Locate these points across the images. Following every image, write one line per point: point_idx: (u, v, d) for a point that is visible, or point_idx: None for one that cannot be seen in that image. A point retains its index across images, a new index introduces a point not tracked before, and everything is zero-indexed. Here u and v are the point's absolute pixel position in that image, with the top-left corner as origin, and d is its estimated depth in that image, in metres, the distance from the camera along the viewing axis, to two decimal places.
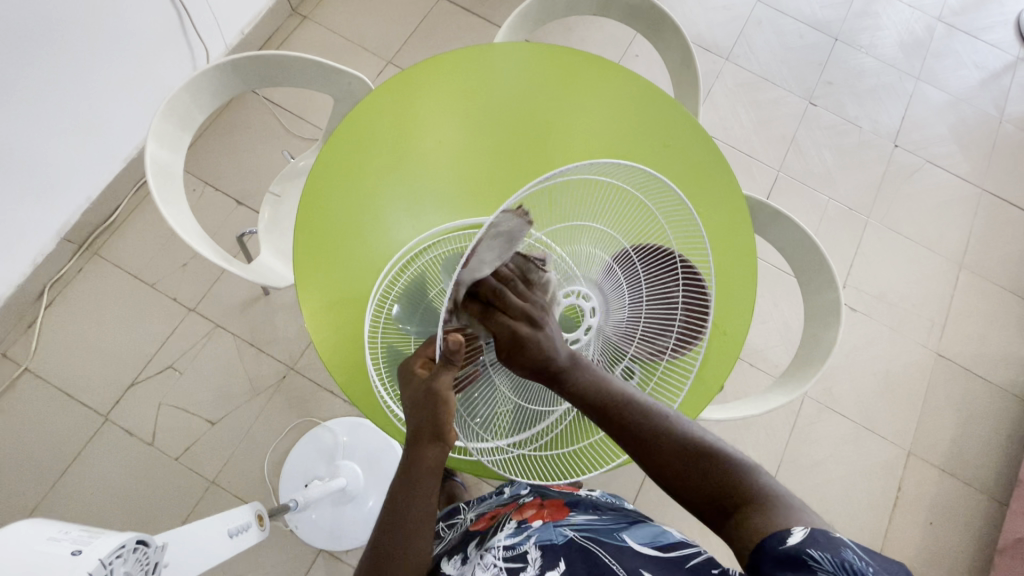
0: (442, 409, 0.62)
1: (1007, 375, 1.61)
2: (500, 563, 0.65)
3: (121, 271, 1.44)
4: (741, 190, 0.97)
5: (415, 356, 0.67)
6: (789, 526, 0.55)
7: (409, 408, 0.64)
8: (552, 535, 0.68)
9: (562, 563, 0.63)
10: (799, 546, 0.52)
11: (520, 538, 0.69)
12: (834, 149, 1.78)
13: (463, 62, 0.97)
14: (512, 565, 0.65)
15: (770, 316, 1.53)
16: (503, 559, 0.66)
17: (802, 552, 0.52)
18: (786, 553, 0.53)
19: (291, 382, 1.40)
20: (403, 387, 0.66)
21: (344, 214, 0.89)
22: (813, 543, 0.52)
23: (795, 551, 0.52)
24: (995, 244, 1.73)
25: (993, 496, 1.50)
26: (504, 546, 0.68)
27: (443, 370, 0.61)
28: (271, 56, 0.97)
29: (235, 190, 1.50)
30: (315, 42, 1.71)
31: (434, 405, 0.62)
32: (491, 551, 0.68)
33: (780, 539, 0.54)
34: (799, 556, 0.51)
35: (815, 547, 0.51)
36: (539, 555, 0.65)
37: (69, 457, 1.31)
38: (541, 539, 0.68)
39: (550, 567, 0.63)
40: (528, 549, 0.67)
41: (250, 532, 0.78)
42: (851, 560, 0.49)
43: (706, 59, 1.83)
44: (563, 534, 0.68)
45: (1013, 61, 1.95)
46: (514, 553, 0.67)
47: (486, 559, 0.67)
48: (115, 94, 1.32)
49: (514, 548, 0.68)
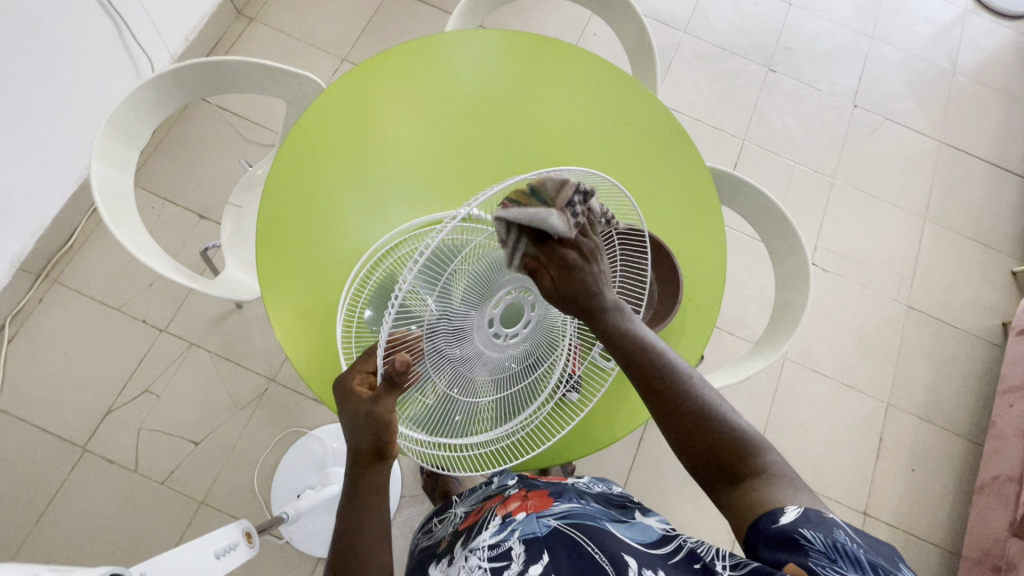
0: (389, 433, 0.60)
1: (975, 320, 1.66)
2: (485, 565, 0.63)
3: (85, 297, 1.39)
4: (703, 161, 0.98)
5: (354, 372, 0.62)
6: (783, 505, 0.58)
7: (353, 431, 0.61)
8: (536, 527, 0.66)
9: (547, 555, 0.62)
10: (791, 527, 0.54)
11: (504, 534, 0.67)
12: (795, 114, 1.80)
13: (416, 55, 0.95)
14: (497, 565, 0.63)
15: (746, 285, 1.55)
16: (488, 559, 0.64)
17: (792, 532, 0.54)
18: (778, 533, 0.55)
19: (273, 394, 1.38)
20: (342, 404, 0.62)
21: (308, 227, 0.87)
22: (806, 524, 0.54)
23: (787, 530, 0.54)
24: (956, 195, 1.78)
25: (968, 438, 1.56)
26: (488, 545, 0.66)
27: (388, 395, 0.58)
28: (214, 62, 0.93)
29: (196, 204, 1.46)
30: (265, 43, 1.66)
31: (378, 430, 0.60)
32: (475, 553, 0.66)
33: (772, 519, 0.56)
34: (793, 535, 0.54)
35: (807, 528, 0.54)
36: (522, 550, 0.64)
37: (50, 492, 1.27)
38: (524, 533, 0.66)
39: (534, 561, 0.62)
40: (512, 545, 0.65)
41: (239, 550, 0.77)
42: (842, 542, 0.52)
43: (663, 33, 1.83)
44: (546, 525, 0.66)
45: (961, 13, 1.99)
46: (498, 551, 0.65)
47: (470, 561, 0.65)
48: (58, 114, 1.27)
49: (498, 546, 0.66)
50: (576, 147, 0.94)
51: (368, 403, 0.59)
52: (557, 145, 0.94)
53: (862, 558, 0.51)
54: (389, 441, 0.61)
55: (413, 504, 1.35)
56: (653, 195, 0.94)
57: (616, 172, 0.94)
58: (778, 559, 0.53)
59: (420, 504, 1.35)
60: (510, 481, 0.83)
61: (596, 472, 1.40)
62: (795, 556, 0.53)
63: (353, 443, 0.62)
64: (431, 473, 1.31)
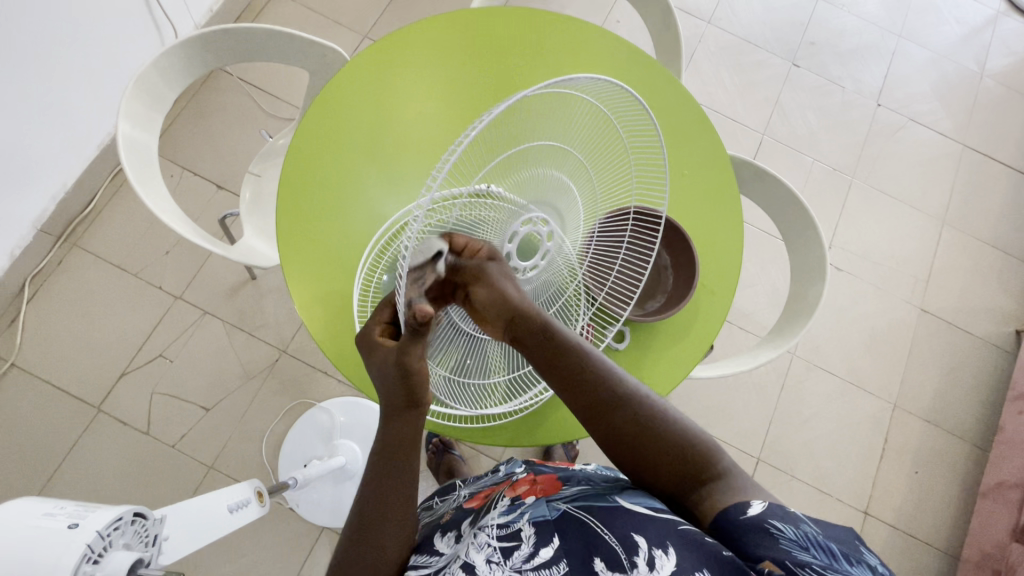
0: (416, 380, 0.60)
1: (989, 326, 1.64)
2: (495, 543, 0.61)
3: (103, 262, 1.41)
4: (725, 148, 0.97)
5: (373, 325, 0.65)
6: (748, 499, 0.59)
7: (382, 383, 0.63)
8: (546, 511, 0.65)
9: (557, 538, 0.60)
10: (761, 518, 0.55)
11: (514, 515, 0.66)
12: (817, 110, 1.78)
13: (443, 28, 0.95)
14: (506, 544, 0.61)
15: (758, 280, 1.54)
16: (497, 538, 0.62)
17: (764, 523, 0.55)
18: (749, 523, 0.56)
19: (283, 365, 1.40)
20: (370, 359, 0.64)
21: (326, 199, 0.87)
22: (775, 515, 0.55)
23: (758, 521, 0.55)
24: (976, 199, 1.75)
25: (975, 444, 1.55)
26: (497, 524, 0.64)
27: (412, 344, 0.58)
28: (241, 29, 0.94)
29: (215, 174, 1.47)
30: (287, 17, 1.66)
31: (405, 380, 0.60)
32: (484, 530, 0.64)
33: (741, 510, 0.57)
34: (763, 526, 0.55)
35: (776, 519, 0.55)
36: (532, 532, 0.62)
37: (64, 450, 1.30)
38: (534, 516, 0.65)
39: (544, 544, 0.60)
40: (522, 527, 0.63)
41: (251, 508, 0.79)
42: (809, 532, 0.54)
43: (688, 23, 1.81)
44: (556, 508, 0.65)
45: (993, 14, 1.95)
46: (508, 531, 0.63)
47: (479, 538, 0.63)
48: (84, 77, 1.28)
49: (508, 526, 0.64)
50: None
51: (395, 353, 0.60)
52: None
53: (830, 546, 0.53)
54: (418, 390, 0.61)
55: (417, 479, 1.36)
56: (673, 180, 0.94)
57: None
58: (755, 546, 0.54)
59: (424, 480, 1.37)
60: (518, 467, 0.84)
61: (600, 459, 1.41)
62: (766, 543, 0.53)
63: (384, 398, 0.63)
64: (436, 450, 1.32)
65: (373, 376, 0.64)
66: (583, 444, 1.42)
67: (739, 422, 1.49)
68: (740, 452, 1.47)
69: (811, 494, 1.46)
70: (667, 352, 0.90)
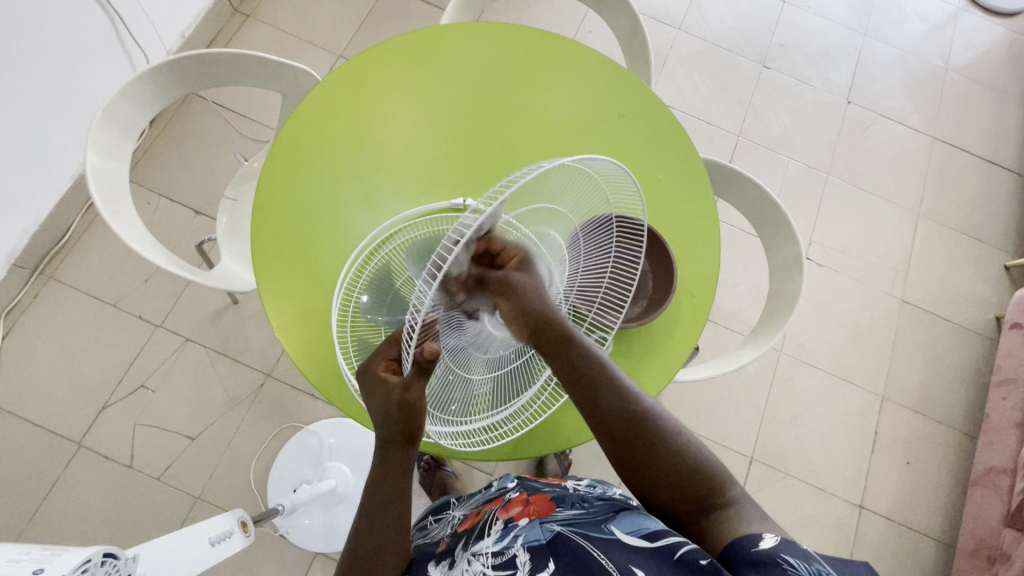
0: (417, 415, 0.60)
1: (969, 314, 1.67)
2: (490, 571, 0.61)
3: (80, 294, 1.39)
4: (698, 153, 0.98)
5: (377, 360, 0.63)
6: (760, 533, 0.57)
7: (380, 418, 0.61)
8: (540, 534, 0.64)
9: (552, 562, 0.60)
10: (772, 551, 0.53)
11: (507, 540, 0.65)
12: (790, 110, 1.81)
13: (416, 46, 0.95)
14: (501, 573, 0.61)
15: (741, 279, 1.56)
16: (492, 566, 0.62)
17: (775, 555, 0.52)
18: (760, 557, 0.53)
19: (269, 390, 1.38)
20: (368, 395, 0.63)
21: (302, 223, 0.86)
22: (787, 551, 0.52)
23: (769, 554, 0.53)
24: (948, 191, 1.79)
25: (963, 432, 1.56)
26: (492, 552, 0.64)
27: (416, 381, 0.58)
28: (210, 54, 0.94)
29: (193, 200, 1.46)
30: (260, 40, 1.66)
31: (403, 415, 0.60)
32: (479, 558, 0.64)
33: (753, 542, 0.56)
34: (774, 560, 0.52)
35: (789, 555, 0.52)
36: (527, 558, 0.61)
37: (44, 489, 1.27)
38: (528, 540, 0.64)
39: (540, 570, 0.59)
40: (516, 553, 0.63)
41: (233, 539, 0.78)
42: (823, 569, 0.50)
43: (658, 30, 1.84)
44: (550, 531, 0.64)
45: (954, 11, 2.01)
46: (503, 559, 0.63)
47: (474, 565, 0.63)
48: (54, 108, 1.27)
49: (502, 554, 0.63)
50: (578, 138, 0.95)
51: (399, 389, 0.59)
52: (551, 138, 0.94)
53: None
54: (418, 425, 0.61)
55: (409, 499, 1.35)
56: (647, 185, 0.95)
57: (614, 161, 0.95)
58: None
59: (416, 499, 1.35)
60: (511, 483, 0.82)
61: (593, 467, 1.41)
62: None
63: (381, 431, 0.62)
64: (428, 468, 1.31)
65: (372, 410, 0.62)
66: (578, 454, 1.41)
67: (731, 423, 1.49)
68: (733, 453, 1.47)
69: (805, 491, 1.47)
70: (649, 358, 0.89)
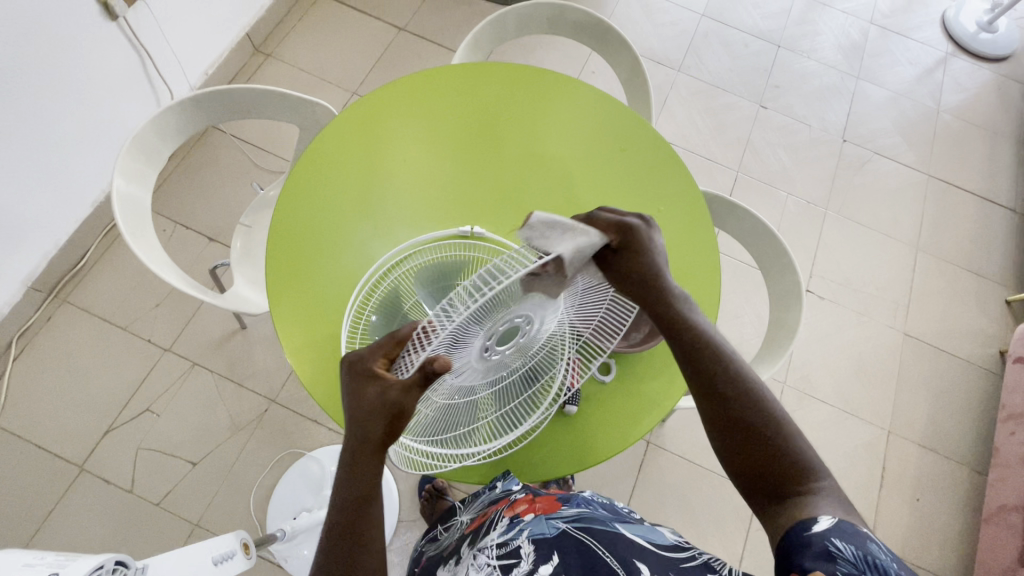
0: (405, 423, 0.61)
1: (972, 348, 1.67)
2: (494, 562, 0.61)
3: (92, 316, 1.42)
4: (697, 186, 1.02)
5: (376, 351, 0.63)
6: (815, 515, 0.57)
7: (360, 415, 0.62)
8: (545, 528, 0.64)
9: (556, 556, 0.60)
10: (823, 535, 0.54)
11: (513, 532, 0.65)
12: (787, 148, 1.87)
13: (422, 81, 1.01)
14: (506, 563, 0.61)
15: (744, 311, 1.57)
16: (496, 557, 0.62)
17: (826, 541, 0.54)
18: (810, 541, 0.55)
19: (272, 415, 1.38)
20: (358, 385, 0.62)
21: (313, 248, 0.90)
22: (837, 534, 0.54)
23: (818, 539, 0.54)
24: (946, 226, 1.82)
25: (972, 468, 1.54)
26: (497, 543, 0.64)
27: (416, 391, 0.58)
28: (234, 90, 1.00)
29: (206, 227, 1.50)
30: (280, 78, 1.74)
31: (391, 419, 0.60)
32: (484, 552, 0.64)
33: (805, 527, 0.56)
34: (823, 546, 0.53)
35: (837, 538, 0.54)
36: (531, 549, 0.61)
37: (42, 513, 1.26)
38: (533, 533, 0.63)
39: (543, 561, 0.59)
40: (521, 544, 0.63)
41: (235, 560, 0.77)
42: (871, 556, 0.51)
43: (658, 72, 1.92)
44: (555, 526, 0.64)
45: (943, 56, 2.09)
46: (507, 550, 0.62)
47: (479, 559, 0.63)
48: (79, 138, 1.33)
49: (507, 544, 0.63)
50: (579, 171, 0.99)
51: (397, 391, 0.58)
52: (552, 172, 0.98)
53: None
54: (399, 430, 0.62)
55: (410, 528, 1.33)
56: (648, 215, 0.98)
57: (615, 195, 0.98)
58: (807, 564, 0.53)
59: (418, 529, 1.33)
60: (515, 485, 0.82)
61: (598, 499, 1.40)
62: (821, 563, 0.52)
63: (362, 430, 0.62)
64: (429, 496, 1.29)
65: (358, 403, 0.62)
66: (581, 483, 1.40)
67: None
68: None
69: None
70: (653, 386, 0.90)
